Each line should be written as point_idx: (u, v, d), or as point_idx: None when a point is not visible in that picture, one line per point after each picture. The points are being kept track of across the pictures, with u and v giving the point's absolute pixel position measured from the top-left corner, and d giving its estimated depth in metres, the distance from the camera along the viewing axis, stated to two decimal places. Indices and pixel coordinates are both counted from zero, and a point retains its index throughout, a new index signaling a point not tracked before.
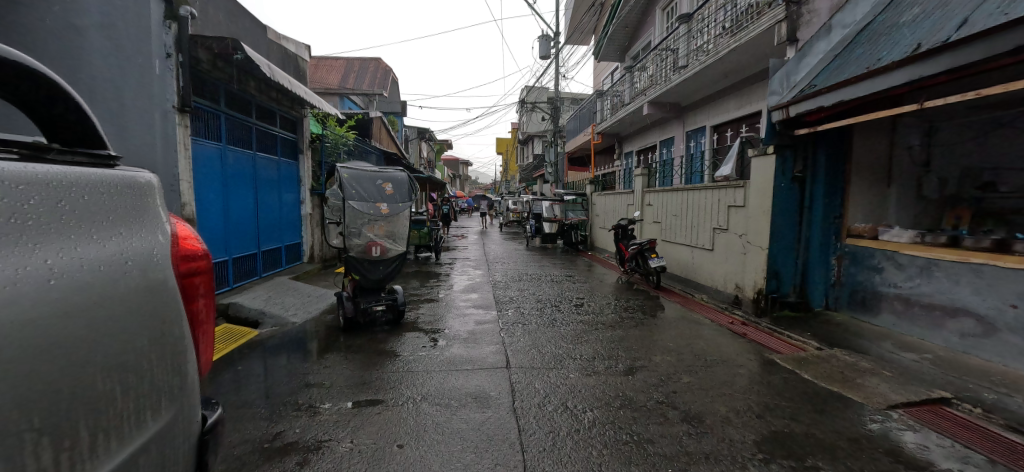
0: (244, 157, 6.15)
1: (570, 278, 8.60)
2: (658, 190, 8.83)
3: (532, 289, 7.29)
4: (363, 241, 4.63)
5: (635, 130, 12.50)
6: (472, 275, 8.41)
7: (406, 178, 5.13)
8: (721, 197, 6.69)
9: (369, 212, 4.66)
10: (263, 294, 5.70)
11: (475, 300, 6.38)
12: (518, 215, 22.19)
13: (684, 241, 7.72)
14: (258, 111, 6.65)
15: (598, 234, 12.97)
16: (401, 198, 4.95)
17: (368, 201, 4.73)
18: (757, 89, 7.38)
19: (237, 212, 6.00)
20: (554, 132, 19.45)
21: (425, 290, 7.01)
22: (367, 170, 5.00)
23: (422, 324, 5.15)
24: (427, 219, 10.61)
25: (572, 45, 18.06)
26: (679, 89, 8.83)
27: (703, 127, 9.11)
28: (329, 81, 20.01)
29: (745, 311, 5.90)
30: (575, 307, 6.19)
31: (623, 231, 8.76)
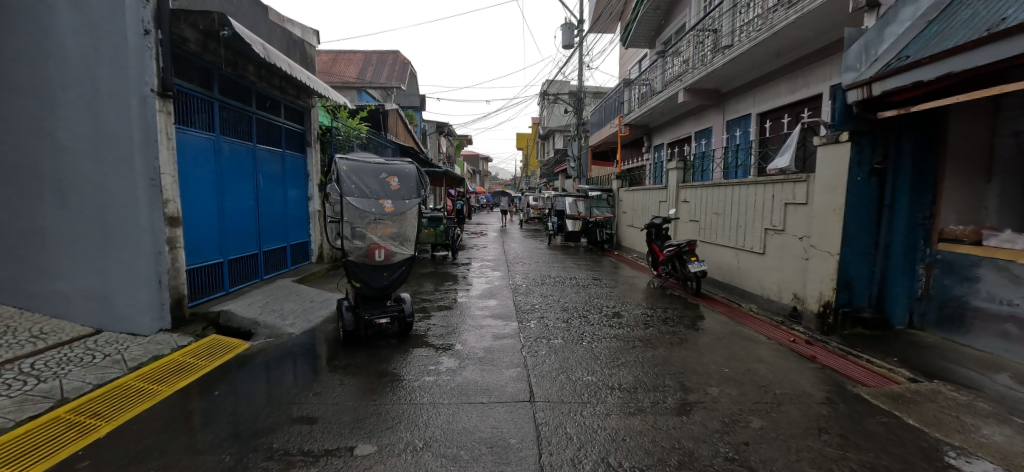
0: (242, 150, 5.64)
1: (597, 283, 7.84)
2: (696, 185, 7.96)
3: (556, 295, 6.59)
4: (364, 243, 4.01)
5: (666, 121, 11.58)
6: (490, 278, 7.73)
7: (415, 170, 4.46)
8: (775, 193, 5.82)
9: (371, 210, 4.06)
10: (261, 299, 5.19)
11: (493, 307, 5.70)
12: (539, 212, 21.47)
13: (728, 243, 6.87)
14: (259, 100, 6.13)
15: (625, 233, 12.14)
16: (408, 195, 4.31)
17: (370, 199, 4.12)
18: (817, 69, 6.44)
19: (235, 210, 5.50)
20: (577, 125, 18.60)
21: (439, 295, 6.38)
22: (371, 161, 4.37)
23: (432, 337, 4.51)
24: (444, 216, 10.02)
25: (597, 33, 17.16)
26: (721, 73, 7.93)
27: (747, 116, 8.17)
28: (347, 75, 19.70)
29: (808, 327, 5.05)
30: (606, 317, 5.46)
31: (656, 231, 7.94)
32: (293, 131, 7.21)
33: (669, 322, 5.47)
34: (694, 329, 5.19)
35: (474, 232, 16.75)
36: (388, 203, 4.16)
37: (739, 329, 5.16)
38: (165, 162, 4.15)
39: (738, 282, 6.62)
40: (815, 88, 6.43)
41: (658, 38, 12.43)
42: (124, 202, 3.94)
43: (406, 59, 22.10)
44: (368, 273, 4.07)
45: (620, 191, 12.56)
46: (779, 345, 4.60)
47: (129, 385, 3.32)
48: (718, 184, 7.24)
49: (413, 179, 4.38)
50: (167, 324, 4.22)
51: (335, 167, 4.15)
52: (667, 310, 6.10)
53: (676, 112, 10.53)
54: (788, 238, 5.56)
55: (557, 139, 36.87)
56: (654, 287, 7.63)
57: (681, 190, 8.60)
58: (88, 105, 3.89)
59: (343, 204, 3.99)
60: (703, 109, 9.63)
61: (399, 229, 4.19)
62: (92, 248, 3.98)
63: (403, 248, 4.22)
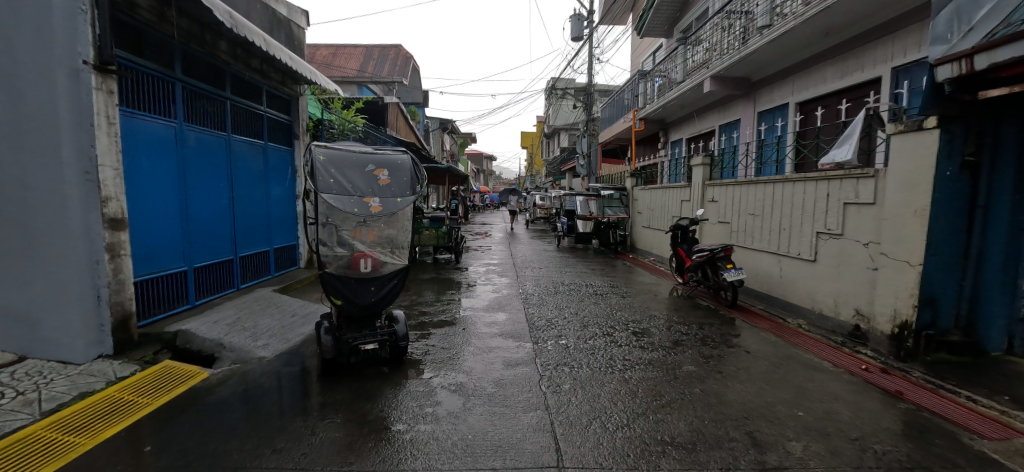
0: (215, 140, 4.88)
1: (615, 291, 7.02)
2: (727, 182, 7.11)
3: (572, 306, 5.78)
4: (348, 251, 3.26)
5: (686, 114, 10.74)
6: (498, 286, 6.90)
7: (411, 159, 3.63)
8: (830, 191, 5.01)
9: (353, 211, 3.28)
10: (231, 315, 4.42)
11: (503, 323, 4.89)
12: (545, 212, 20.68)
13: (768, 247, 6.05)
14: (235, 84, 5.36)
15: (640, 235, 11.34)
16: (401, 191, 3.52)
17: (352, 196, 3.33)
18: (874, 49, 5.59)
19: (206, 210, 4.76)
20: (586, 122, 17.80)
21: (439, 307, 5.58)
22: (356, 150, 3.56)
23: (430, 364, 3.73)
24: (447, 216, 9.25)
25: (608, 25, 16.33)
26: (755, 57, 7.10)
27: (785, 106, 7.34)
28: (347, 69, 18.97)
29: (880, 352, 4.23)
30: (635, 336, 4.65)
31: (682, 234, 7.10)
32: (278, 122, 6.45)
33: (711, 340, 4.64)
34: (743, 350, 4.35)
35: (478, 233, 15.95)
36: (376, 201, 3.38)
37: (796, 352, 4.34)
38: (103, 151, 3.40)
39: (782, 293, 5.79)
40: (872, 71, 5.59)
41: (677, 25, 11.56)
42: (49, 199, 3.18)
43: (408, 53, 21.30)
44: (352, 288, 3.29)
45: (635, 190, 11.75)
46: (852, 376, 3.78)
47: (36, 438, 2.56)
48: (754, 182, 6.41)
49: (408, 171, 3.56)
50: (108, 349, 3.46)
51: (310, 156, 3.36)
52: (702, 324, 5.27)
53: (699, 104, 9.68)
54: (848, 244, 4.73)
55: (564, 137, 36.05)
56: (681, 297, 6.79)
57: (708, 189, 7.76)
58: (5, 81, 3.15)
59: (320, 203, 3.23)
60: (731, 100, 8.77)
61: (390, 234, 3.43)
62: (12, 257, 3.23)
63: (396, 257, 3.46)
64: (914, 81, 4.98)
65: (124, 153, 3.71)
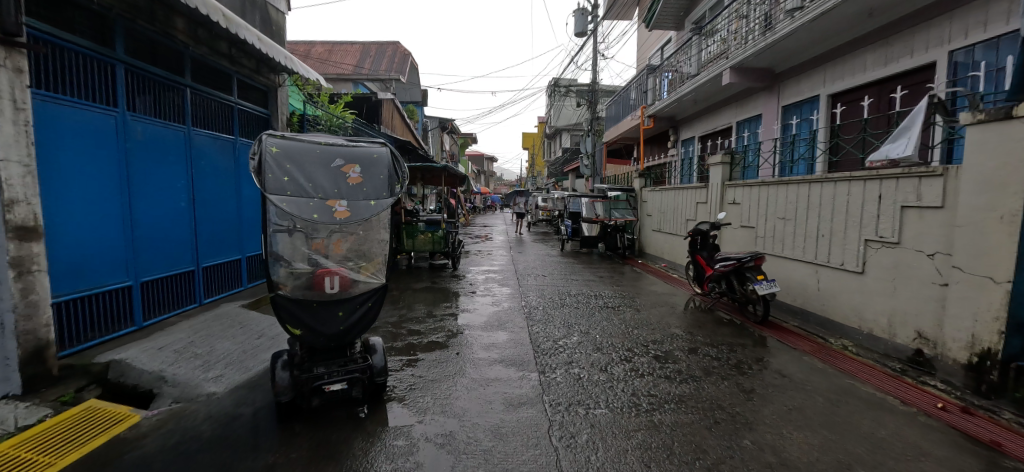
0: (169, 133, 4.22)
1: (628, 303, 6.32)
2: (752, 183, 6.42)
3: (582, 322, 5.08)
4: (311, 268, 2.60)
5: (699, 110, 10.05)
6: (499, 297, 6.19)
7: (390, 152, 2.91)
8: (883, 193, 4.32)
9: (312, 217, 2.56)
10: (182, 339, 3.74)
11: (503, 345, 4.19)
12: (546, 214, 19.96)
13: (803, 256, 5.35)
14: (197, 70, 4.69)
15: (650, 239, 10.64)
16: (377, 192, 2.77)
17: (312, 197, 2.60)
18: (927, 30, 4.89)
19: (160, 215, 4.09)
20: (590, 121, 17.10)
21: (430, 325, 4.89)
22: (322, 139, 2.83)
23: (414, 403, 3.04)
24: (443, 219, 8.58)
25: (613, 20, 15.65)
26: (782, 45, 6.43)
27: (815, 99, 6.65)
28: (342, 67, 18.28)
29: (955, 385, 3.53)
30: (658, 362, 3.95)
31: (701, 239, 6.41)
32: (254, 115, 5.80)
33: (747, 367, 3.94)
34: (789, 381, 3.65)
35: (478, 237, 15.25)
36: (343, 204, 2.65)
37: (852, 384, 3.65)
38: (8, 142, 2.74)
39: (820, 308, 5.10)
40: (925, 56, 4.90)
41: (688, 17, 10.87)
42: None
43: (407, 50, 20.58)
44: (316, 314, 2.62)
45: (644, 191, 11.06)
46: (932, 418, 3.08)
47: None
48: (785, 182, 5.71)
49: (385, 167, 2.83)
50: (15, 388, 2.77)
51: (260, 145, 2.63)
52: (733, 344, 4.57)
53: (714, 99, 8.97)
54: (908, 254, 4.05)
55: (566, 138, 35.34)
56: (702, 311, 6.09)
57: (728, 189, 7.07)
58: None
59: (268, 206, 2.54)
60: (750, 93, 8.07)
61: (363, 245, 2.76)
62: None
63: (372, 274, 2.80)
64: (1003, 59, 4.12)
65: (41, 146, 3.05)
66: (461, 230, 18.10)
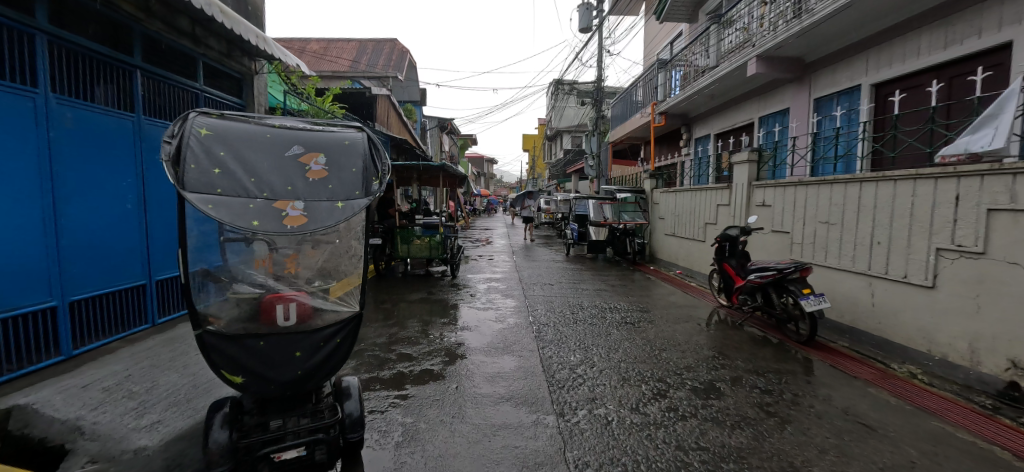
0: (111, 121, 3.54)
1: (648, 317, 5.62)
2: (786, 183, 5.72)
3: (602, 343, 4.37)
4: (260, 291, 1.98)
5: (715, 106, 9.35)
6: (503, 312, 5.48)
7: (366, 141, 2.20)
8: (963, 193, 3.62)
9: (250, 224, 1.70)
10: (115, 373, 3.05)
11: (510, 376, 3.49)
12: (550, 217, 19.30)
13: (854, 267, 4.65)
14: (149, 50, 4.01)
15: (662, 244, 9.95)
16: (346, 189, 1.98)
17: (253, 197, 1.78)
18: (1002, 5, 4.20)
19: (98, 221, 3.41)
20: (595, 119, 16.39)
21: (425, 347, 4.17)
22: (274, 124, 2.09)
23: (399, 465, 2.33)
24: (442, 223, 7.88)
25: (619, 15, 15.00)
26: (818, 30, 5.76)
27: (854, 89, 5.96)
28: (339, 65, 17.63)
29: None
30: (701, 397, 3.25)
31: (730, 246, 5.71)
32: (226, 106, 5.13)
33: (808, 403, 3.24)
34: (863, 425, 2.95)
35: (478, 241, 14.56)
36: (300, 207, 1.83)
37: (942, 429, 2.94)
38: None
39: (877, 328, 4.40)
40: (998, 35, 4.21)
41: (702, 7, 10.19)
42: None
43: (405, 47, 19.89)
44: (266, 357, 1.92)
45: (655, 192, 10.37)
46: None
47: None
48: (829, 182, 5.02)
49: (360, 158, 2.09)
50: None
51: (182, 127, 1.86)
52: (780, 372, 3.88)
53: (734, 92, 8.27)
54: (998, 268, 3.35)
55: (568, 139, 34.69)
56: (733, 327, 5.40)
57: (756, 190, 6.39)
58: None
59: (183, 212, 1.83)
60: (776, 86, 7.37)
61: (323, 259, 2.12)
62: None
63: (343, 299, 2.13)
64: None
65: None
66: (461, 233, 17.38)
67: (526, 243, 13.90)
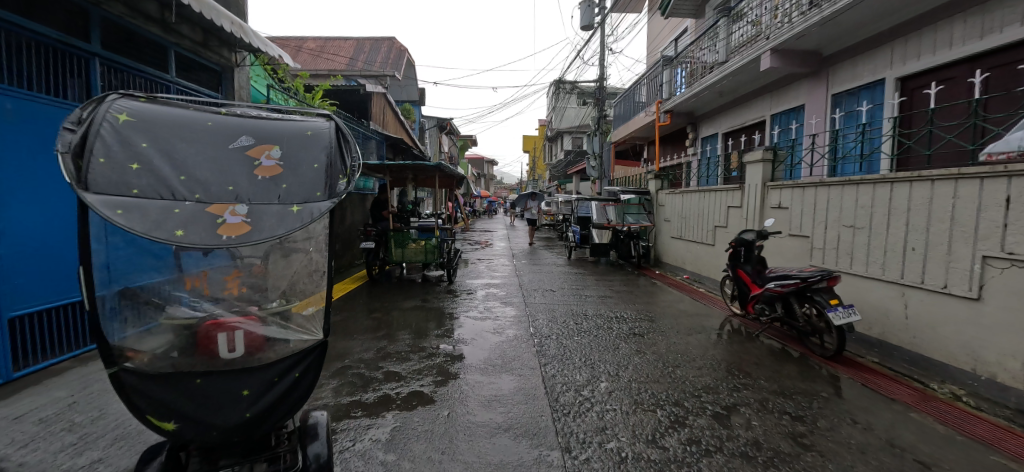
0: (63, 115, 3.20)
1: (658, 327, 5.23)
2: (805, 183, 5.34)
3: (609, 359, 3.99)
4: (197, 315, 1.61)
5: (722, 104, 8.99)
6: (502, 322, 5.09)
7: (333, 130, 1.84)
8: (1015, 195, 3.23)
9: (171, 234, 1.32)
10: (58, 400, 2.67)
11: (509, 400, 3.11)
12: (551, 218, 18.95)
13: (885, 275, 4.26)
14: (104, 37, 3.61)
15: (668, 247, 9.57)
16: (304, 187, 1.61)
17: (180, 200, 1.41)
18: None
19: (45, 225, 3.05)
20: (596, 119, 16.02)
21: (415, 363, 3.80)
22: (220, 111, 1.73)
23: None
24: (438, 226, 7.51)
25: (621, 12, 14.64)
26: (837, 21, 5.39)
27: (877, 83, 5.57)
28: (335, 64, 17.27)
29: None
30: (724, 425, 2.87)
31: (746, 251, 5.32)
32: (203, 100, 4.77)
33: (847, 433, 2.86)
34: (913, 461, 2.57)
35: (478, 244, 14.18)
36: (242, 212, 1.46)
37: (1005, 466, 2.56)
38: None
39: (912, 343, 4.01)
40: None
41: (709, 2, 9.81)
42: None
43: (402, 46, 19.49)
44: (204, 397, 1.52)
45: (660, 194, 9.99)
46: None
47: None
48: (855, 182, 4.63)
49: (324, 151, 1.72)
50: None
51: (94, 112, 1.48)
52: (809, 394, 3.49)
53: (745, 89, 7.90)
54: None
55: (569, 139, 34.35)
56: (749, 339, 5.01)
57: (770, 191, 6.01)
58: None
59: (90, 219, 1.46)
60: (790, 81, 7.00)
61: (271, 274, 1.77)
62: None
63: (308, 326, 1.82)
64: None
65: None
66: (459, 235, 17.00)
67: (526, 245, 13.50)
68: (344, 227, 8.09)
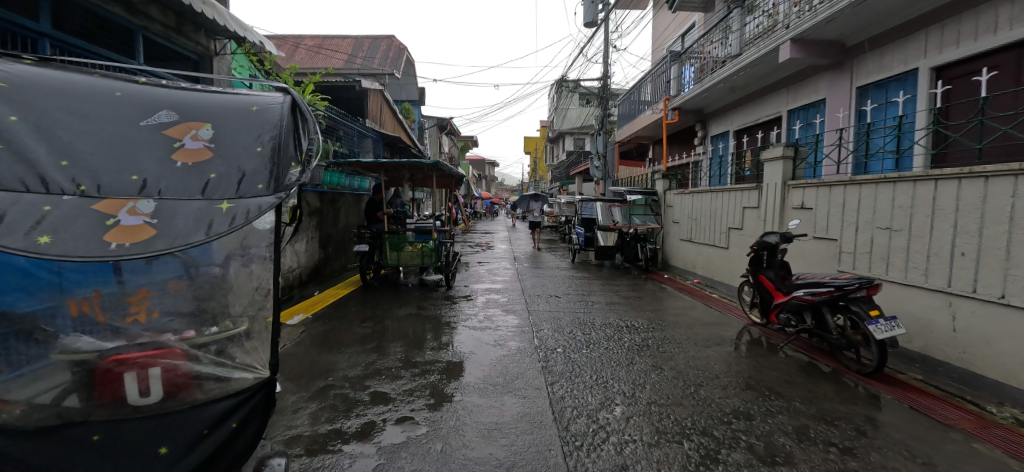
0: None
1: (673, 338, 4.81)
2: (832, 182, 4.93)
3: (624, 377, 3.57)
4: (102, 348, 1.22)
5: (734, 100, 8.56)
6: (503, 332, 4.67)
7: (281, 108, 1.65)
8: None
9: (46, 242, 1.11)
10: None
11: (511, 429, 2.70)
12: (553, 220, 18.50)
13: (930, 282, 3.83)
14: (57, 16, 3.24)
15: (678, 250, 9.14)
16: (241, 176, 1.42)
17: (56, 194, 1.20)
18: None
19: None
20: (600, 118, 15.59)
21: (406, 382, 3.39)
22: (138, 80, 1.56)
23: None
24: (436, 227, 7.11)
25: (626, 8, 14.23)
26: (866, 6, 4.97)
27: (909, 73, 5.14)
28: (333, 63, 16.85)
29: None
30: (764, 462, 2.45)
31: (768, 255, 4.91)
32: None
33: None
34: None
35: (478, 247, 13.72)
36: (145, 211, 1.26)
37: None
38: None
39: (961, 359, 3.59)
40: None
41: None
42: None
43: (401, 44, 19.09)
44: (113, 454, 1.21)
45: (668, 194, 9.57)
46: None
47: None
48: (892, 180, 4.22)
49: (266, 134, 1.53)
50: None
51: None
52: (853, 419, 3.07)
53: (761, 83, 7.48)
54: None
55: (571, 140, 33.90)
56: (772, 351, 4.60)
57: (792, 191, 5.59)
58: None
59: None
60: (811, 74, 6.57)
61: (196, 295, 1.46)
62: None
63: (255, 361, 1.53)
64: None
65: None
66: (459, 238, 16.50)
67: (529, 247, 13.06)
68: (337, 229, 7.68)
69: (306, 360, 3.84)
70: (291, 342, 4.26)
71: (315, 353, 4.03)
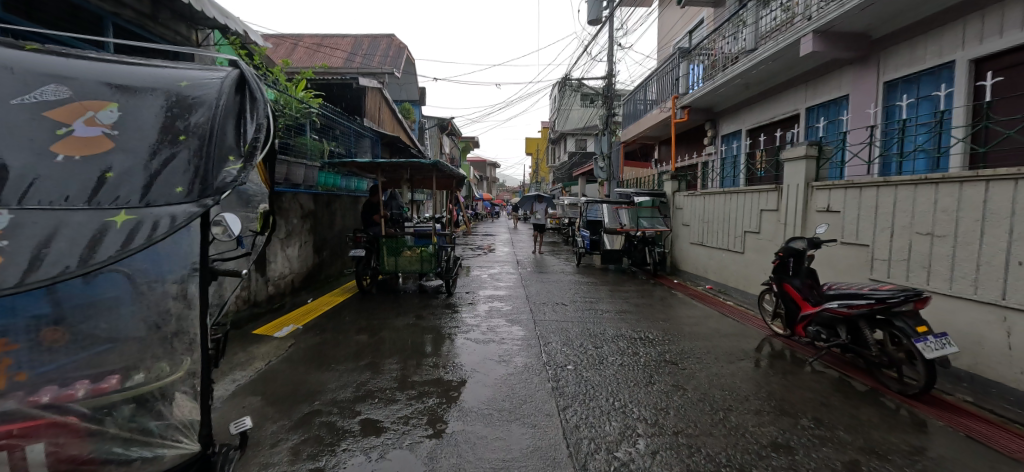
0: None
1: (692, 351, 4.45)
2: (863, 183, 4.57)
3: (644, 400, 3.20)
4: None
5: (747, 97, 8.21)
6: (508, 346, 4.31)
7: (218, 88, 1.50)
8: None
9: None
10: None
11: (521, 468, 2.33)
12: (556, 223, 18.11)
13: (982, 295, 3.46)
14: None
15: (688, 254, 8.76)
16: (159, 167, 1.26)
17: None
18: None
19: None
20: (604, 117, 15.21)
21: (401, 406, 3.03)
22: (26, 44, 1.41)
23: None
24: (436, 231, 6.76)
25: (631, 5, 13.87)
26: None
27: (947, 65, 4.76)
28: (331, 62, 16.49)
29: None
30: None
31: (795, 263, 4.55)
32: None
33: None
34: None
35: (479, 250, 13.34)
36: None
37: None
38: None
39: (1018, 380, 3.23)
40: None
41: None
42: None
43: (402, 42, 18.72)
44: None
45: (677, 196, 9.20)
46: None
47: None
48: (933, 181, 3.86)
49: (183, 117, 1.39)
50: None
51: None
52: (906, 451, 2.71)
53: (778, 78, 7.12)
54: None
55: (574, 141, 33.50)
56: (800, 366, 4.24)
57: (816, 192, 5.23)
58: None
59: None
60: (834, 68, 6.22)
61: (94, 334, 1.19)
62: None
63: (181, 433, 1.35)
64: None
65: None
66: (460, 240, 16.12)
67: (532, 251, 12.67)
68: (332, 233, 7.33)
69: (292, 380, 3.48)
70: (276, 357, 3.90)
71: (303, 370, 3.68)
